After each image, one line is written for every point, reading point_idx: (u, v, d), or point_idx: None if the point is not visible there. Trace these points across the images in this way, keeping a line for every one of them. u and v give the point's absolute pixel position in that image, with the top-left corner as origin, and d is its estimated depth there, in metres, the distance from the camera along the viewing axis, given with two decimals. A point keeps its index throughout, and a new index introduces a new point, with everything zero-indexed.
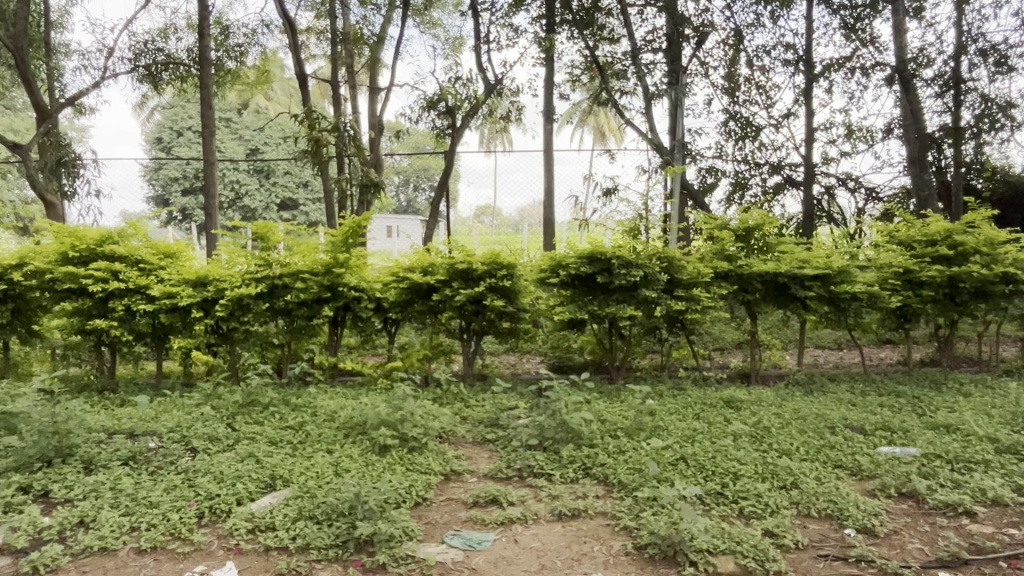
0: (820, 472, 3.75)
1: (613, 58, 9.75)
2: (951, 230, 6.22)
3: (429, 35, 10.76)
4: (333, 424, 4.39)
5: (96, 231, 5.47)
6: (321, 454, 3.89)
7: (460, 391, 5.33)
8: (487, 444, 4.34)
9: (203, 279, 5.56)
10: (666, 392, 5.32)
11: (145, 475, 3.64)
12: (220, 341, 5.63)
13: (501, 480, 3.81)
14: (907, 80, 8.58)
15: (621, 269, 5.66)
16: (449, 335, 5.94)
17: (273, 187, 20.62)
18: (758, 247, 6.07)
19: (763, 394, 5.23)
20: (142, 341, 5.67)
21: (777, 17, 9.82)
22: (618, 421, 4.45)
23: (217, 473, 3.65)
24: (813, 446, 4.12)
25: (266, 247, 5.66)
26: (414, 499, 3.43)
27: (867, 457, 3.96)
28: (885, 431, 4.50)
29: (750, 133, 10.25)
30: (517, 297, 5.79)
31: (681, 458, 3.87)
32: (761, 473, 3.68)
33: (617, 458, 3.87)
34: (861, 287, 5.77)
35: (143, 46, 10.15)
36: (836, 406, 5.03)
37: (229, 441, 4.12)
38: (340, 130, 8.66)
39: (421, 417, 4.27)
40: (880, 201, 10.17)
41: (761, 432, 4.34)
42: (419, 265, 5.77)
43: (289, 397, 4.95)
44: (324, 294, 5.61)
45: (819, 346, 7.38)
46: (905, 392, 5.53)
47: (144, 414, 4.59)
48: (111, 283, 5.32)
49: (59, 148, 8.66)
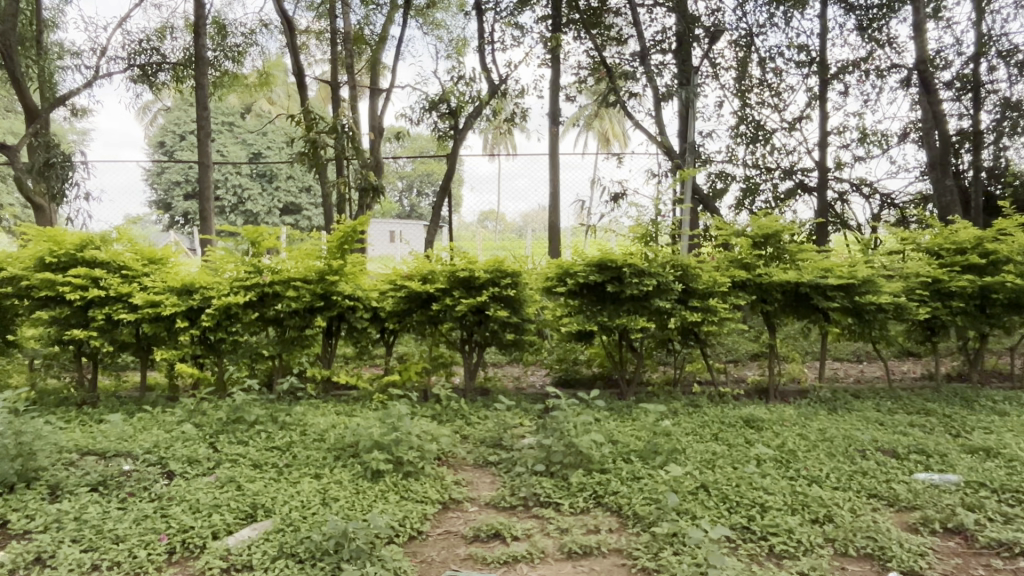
0: (854, 503, 3.43)
1: (622, 59, 9.44)
2: (982, 237, 5.88)
3: (432, 36, 10.51)
4: (323, 446, 4.06)
5: (76, 235, 5.17)
6: (308, 480, 3.58)
7: (460, 408, 4.98)
8: (489, 468, 4.01)
9: (189, 286, 5.25)
10: (681, 411, 4.96)
11: (115, 504, 3.31)
12: (208, 353, 5.32)
13: (504, 510, 3.48)
14: (928, 83, 8.30)
15: (632, 278, 5.32)
16: (449, 346, 5.62)
17: (275, 192, 20.42)
18: (777, 255, 5.72)
19: (785, 413, 4.88)
20: (125, 351, 5.36)
21: (790, 17, 9.53)
22: (632, 443, 4.09)
23: (194, 501, 3.33)
24: (843, 473, 3.79)
25: (258, 253, 5.36)
26: (409, 533, 3.11)
27: (904, 486, 3.64)
28: (920, 455, 4.16)
29: (762, 136, 9.93)
30: (522, 307, 5.46)
31: (702, 487, 3.53)
32: (790, 504, 3.36)
33: (632, 486, 3.54)
34: (887, 297, 5.43)
35: (138, 46, 9.87)
36: (864, 426, 4.68)
37: (209, 464, 3.80)
38: (338, 131, 8.35)
39: (419, 438, 3.94)
40: (896, 208, 9.83)
41: (787, 456, 4.00)
42: (418, 272, 5.43)
43: (277, 414, 4.60)
44: (316, 303, 5.30)
45: (838, 359, 7.04)
46: (935, 410, 5.18)
47: (120, 432, 4.26)
48: (90, 290, 5.01)
49: (49, 149, 8.37)
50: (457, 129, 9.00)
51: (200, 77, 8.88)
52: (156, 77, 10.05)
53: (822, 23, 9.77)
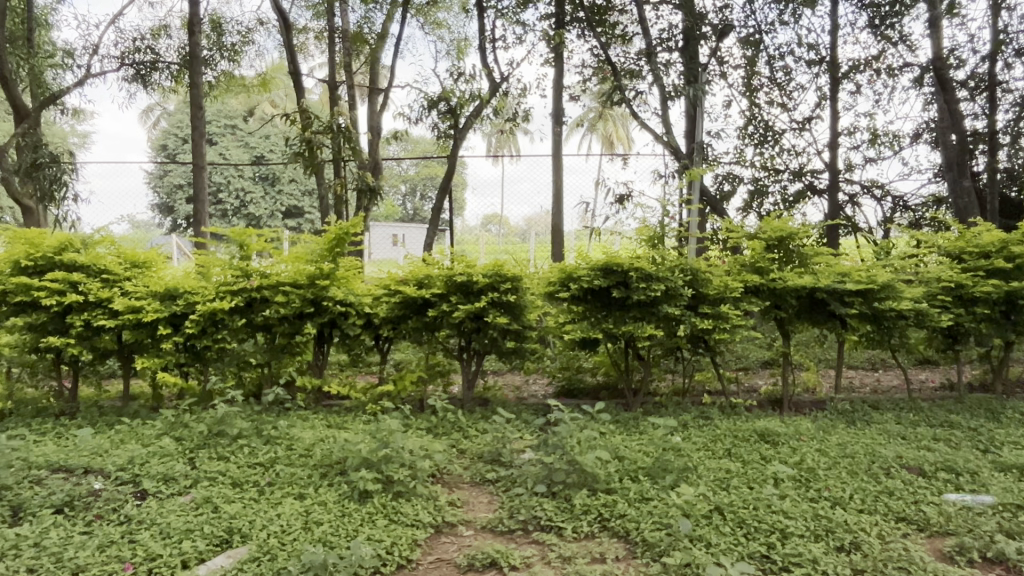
0: (882, 528, 3.16)
1: (627, 58, 9.17)
2: (1007, 241, 5.60)
3: (433, 35, 10.27)
4: (309, 462, 3.80)
5: (55, 237, 4.95)
6: (290, 501, 3.31)
7: (457, 419, 4.71)
8: (486, 486, 3.74)
9: (172, 291, 5.01)
10: (692, 424, 4.68)
11: (79, 528, 3.06)
12: (193, 361, 5.07)
13: (501, 535, 3.21)
14: (945, 81, 8.06)
15: (639, 283, 5.05)
16: (447, 354, 5.36)
17: (278, 195, 20.20)
18: (792, 259, 5.42)
19: (801, 426, 4.60)
20: (107, 359, 5.11)
21: (799, 15, 9.28)
22: (639, 460, 3.82)
23: (164, 526, 3.07)
24: (868, 493, 3.51)
25: (246, 256, 5.11)
26: (396, 562, 2.85)
27: (934, 508, 3.36)
28: (949, 473, 3.87)
29: (770, 137, 9.65)
30: (522, 313, 5.20)
31: (716, 510, 3.25)
32: (813, 530, 3.08)
33: (640, 508, 3.27)
34: (908, 303, 5.15)
35: (132, 44, 9.64)
36: (887, 441, 4.39)
37: (187, 482, 3.55)
38: (334, 130, 8.11)
39: (411, 455, 3.68)
40: (908, 211, 9.53)
41: (807, 474, 3.72)
42: (414, 277, 5.17)
43: (263, 426, 4.33)
44: (306, 309, 5.04)
45: (853, 367, 6.76)
46: (960, 422, 4.90)
47: (94, 447, 4.00)
48: (68, 296, 4.78)
49: (37, 148, 8.15)
50: (457, 129, 8.75)
51: (195, 76, 8.64)
52: (151, 77, 9.82)
53: (833, 20, 9.50)
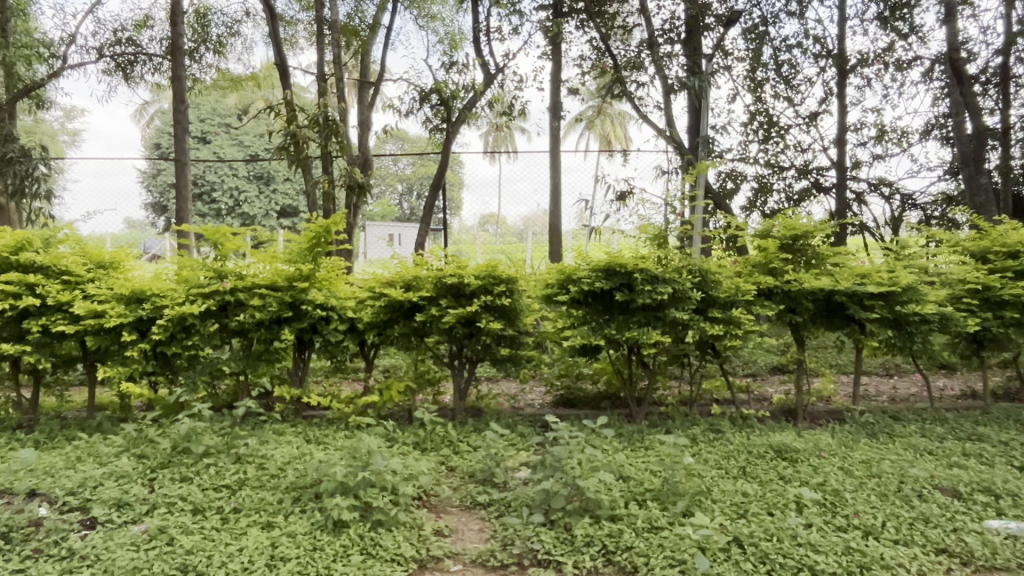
0: (922, 562, 2.80)
1: (627, 50, 8.82)
2: None
3: (427, 28, 9.90)
4: (281, 485, 3.42)
5: (10, 236, 4.59)
6: (257, 533, 2.94)
7: (447, 433, 4.36)
8: (477, 511, 3.38)
9: (139, 294, 4.63)
10: (702, 438, 4.33)
11: (10, 567, 2.67)
12: (162, 370, 4.70)
13: (493, 570, 2.85)
14: (960, 73, 7.74)
15: (644, 285, 4.68)
16: (437, 361, 4.99)
17: (273, 194, 19.81)
18: (808, 260, 5.07)
19: (821, 441, 4.24)
20: (70, 367, 4.74)
21: (806, 5, 8.92)
22: (647, 482, 3.47)
23: (108, 562, 2.69)
24: (902, 520, 3.15)
25: (220, 256, 4.72)
26: None
27: (978, 538, 3.01)
28: (988, 495, 3.52)
29: (775, 133, 9.30)
30: (518, 318, 4.84)
31: (735, 542, 2.89)
32: (846, 566, 2.72)
33: (650, 540, 2.91)
34: (932, 307, 4.81)
35: (113, 36, 9.26)
36: (915, 458, 4.03)
37: (143, 509, 3.17)
38: (321, 124, 7.74)
39: (394, 478, 3.31)
40: (917, 210, 9.20)
41: (832, 498, 3.36)
42: (401, 279, 4.79)
43: (234, 440, 3.96)
44: (284, 313, 4.67)
45: (868, 373, 6.41)
46: (990, 435, 4.55)
47: (43, 466, 3.61)
48: (24, 299, 4.41)
49: (4, 143, 7.70)
50: (451, 123, 8.35)
51: (177, 68, 8.26)
52: (132, 69, 9.42)
53: (841, 11, 9.15)
